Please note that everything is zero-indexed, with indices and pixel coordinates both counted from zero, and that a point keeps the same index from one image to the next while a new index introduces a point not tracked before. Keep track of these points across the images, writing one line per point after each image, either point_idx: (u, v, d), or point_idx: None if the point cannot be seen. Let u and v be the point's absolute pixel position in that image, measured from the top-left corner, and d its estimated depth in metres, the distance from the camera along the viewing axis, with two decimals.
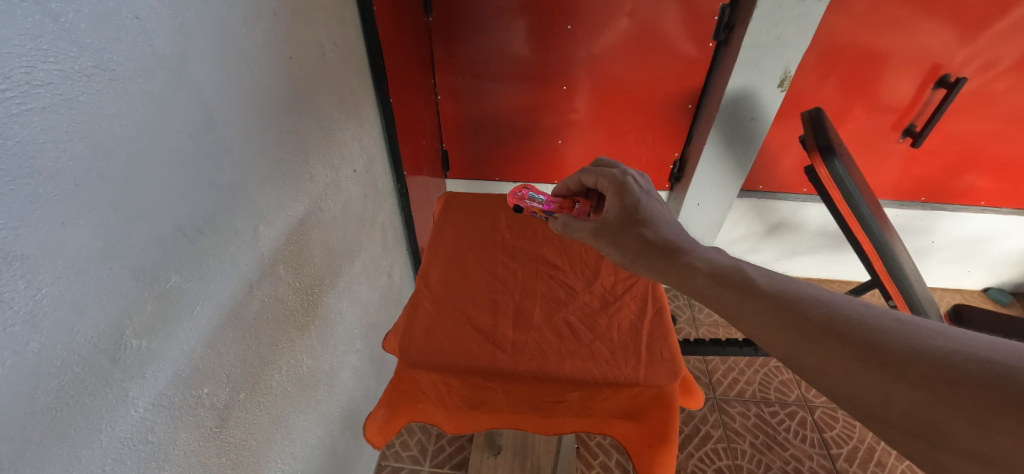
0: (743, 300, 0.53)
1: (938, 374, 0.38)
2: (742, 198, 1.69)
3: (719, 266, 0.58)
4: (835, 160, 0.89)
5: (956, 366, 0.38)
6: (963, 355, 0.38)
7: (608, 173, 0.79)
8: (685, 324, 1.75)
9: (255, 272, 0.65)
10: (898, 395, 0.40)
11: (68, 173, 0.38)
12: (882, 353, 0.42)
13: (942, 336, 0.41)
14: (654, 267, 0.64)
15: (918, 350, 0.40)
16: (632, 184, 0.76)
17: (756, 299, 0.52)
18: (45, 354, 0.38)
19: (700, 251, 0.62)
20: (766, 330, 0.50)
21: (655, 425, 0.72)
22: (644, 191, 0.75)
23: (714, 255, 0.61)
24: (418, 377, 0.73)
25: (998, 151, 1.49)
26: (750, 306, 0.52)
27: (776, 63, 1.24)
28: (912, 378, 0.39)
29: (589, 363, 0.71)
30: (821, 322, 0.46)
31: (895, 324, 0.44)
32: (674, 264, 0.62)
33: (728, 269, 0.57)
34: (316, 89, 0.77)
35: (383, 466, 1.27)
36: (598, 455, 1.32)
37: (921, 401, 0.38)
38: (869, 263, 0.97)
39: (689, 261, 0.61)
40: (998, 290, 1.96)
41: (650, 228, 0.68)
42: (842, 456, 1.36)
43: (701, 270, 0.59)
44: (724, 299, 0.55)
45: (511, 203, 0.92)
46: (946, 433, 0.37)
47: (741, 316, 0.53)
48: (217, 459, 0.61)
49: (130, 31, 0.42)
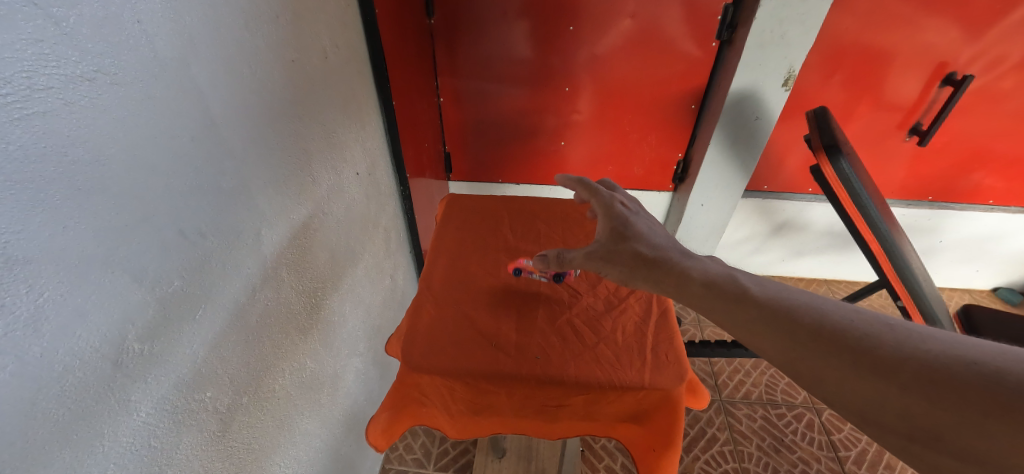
0: (737, 309, 0.52)
1: (928, 376, 0.38)
2: (747, 198, 1.68)
3: (712, 275, 0.57)
4: (841, 159, 0.88)
5: (946, 369, 0.37)
6: (951, 356, 0.38)
7: (599, 196, 0.79)
8: (689, 325, 1.74)
9: (258, 275, 0.64)
10: (891, 400, 0.39)
11: (70, 178, 0.38)
12: (875, 358, 0.41)
13: (931, 338, 0.40)
14: (649, 277, 0.63)
15: (909, 354, 0.40)
16: (620, 206, 0.76)
17: (750, 306, 0.51)
18: (46, 358, 0.38)
19: (696, 261, 0.61)
20: (761, 338, 0.49)
21: (660, 428, 0.71)
22: (632, 211, 0.75)
23: (708, 264, 0.60)
24: (420, 380, 0.72)
25: (1006, 148, 1.47)
26: (745, 313, 0.51)
27: (780, 63, 1.23)
28: (905, 381, 0.39)
29: (594, 366, 0.70)
30: (814, 326, 0.46)
31: (886, 328, 0.43)
32: (670, 272, 0.61)
33: (722, 278, 0.56)
34: (319, 91, 0.77)
35: (387, 469, 1.26)
36: (603, 457, 1.31)
37: (914, 405, 0.38)
38: (877, 264, 0.95)
39: (685, 269, 0.60)
40: (1007, 290, 1.93)
41: (643, 243, 0.67)
42: (851, 458, 1.34)
43: (696, 279, 0.58)
44: (720, 308, 0.54)
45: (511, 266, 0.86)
46: (941, 435, 0.36)
47: (736, 324, 0.52)
48: (220, 463, 0.60)
49: (131, 35, 0.42)
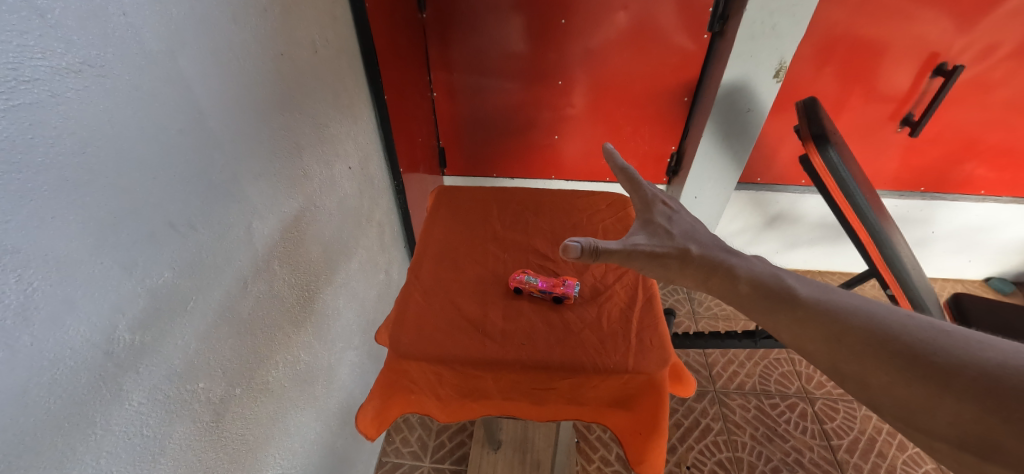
0: (784, 311, 0.51)
1: (988, 385, 0.35)
2: (740, 191, 1.69)
3: (759, 275, 0.56)
4: (829, 149, 0.88)
5: (1003, 377, 0.35)
6: (1015, 366, 0.35)
7: (642, 191, 0.74)
8: (684, 317, 1.75)
9: (249, 268, 0.65)
10: (942, 408, 0.37)
11: (58, 169, 0.38)
12: (929, 364, 0.39)
13: (992, 347, 0.37)
14: (698, 277, 0.61)
15: (963, 361, 0.37)
16: (660, 202, 0.71)
17: (798, 308, 0.50)
18: (36, 347, 0.38)
19: (744, 260, 0.59)
20: (807, 339, 0.48)
21: (645, 411, 0.73)
22: (673, 207, 0.71)
23: (756, 264, 0.58)
24: (408, 367, 0.73)
25: (997, 138, 1.48)
26: (792, 314, 0.50)
27: (771, 54, 1.23)
28: (959, 389, 0.36)
29: (579, 352, 0.71)
30: (863, 330, 0.44)
31: (940, 335, 0.40)
32: (717, 271, 0.59)
33: (769, 278, 0.55)
34: (309, 85, 0.78)
35: (384, 462, 1.27)
36: (598, 448, 1.32)
37: (966, 412, 0.35)
38: (866, 253, 0.96)
39: (731, 268, 0.58)
40: (999, 280, 1.94)
41: (691, 243, 0.64)
42: (843, 447, 1.35)
43: (743, 278, 0.56)
44: (766, 307, 0.53)
45: (512, 285, 0.80)
46: (996, 444, 0.34)
47: (781, 324, 0.51)
48: (214, 453, 0.61)
49: (117, 27, 0.42)
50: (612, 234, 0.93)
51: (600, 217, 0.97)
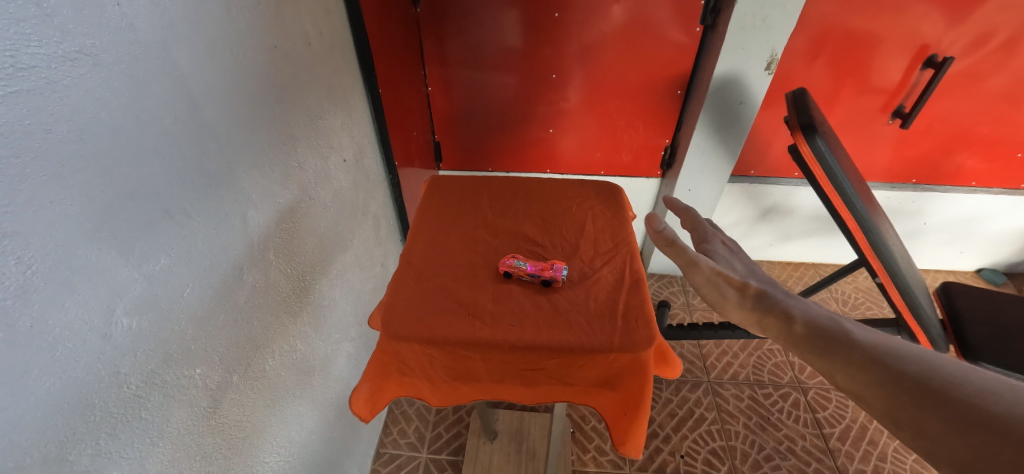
0: (833, 352, 0.44)
1: None
2: (734, 183, 1.70)
3: (814, 316, 0.49)
4: (817, 138, 0.88)
5: None
6: None
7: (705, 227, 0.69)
8: (679, 309, 1.77)
9: (245, 256, 0.66)
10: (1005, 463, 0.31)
11: (55, 155, 0.39)
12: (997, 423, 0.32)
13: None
14: (749, 313, 0.53)
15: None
16: (720, 240, 0.66)
17: (853, 351, 0.43)
18: (36, 328, 0.39)
19: (800, 301, 0.52)
20: (858, 384, 0.41)
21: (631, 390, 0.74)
22: (733, 246, 0.65)
23: (811, 306, 0.51)
24: (400, 349, 0.74)
25: (987, 130, 1.50)
26: (841, 356, 0.43)
27: (763, 46, 1.24)
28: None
29: (566, 332, 0.72)
30: (920, 378, 0.38)
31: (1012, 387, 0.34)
32: (769, 305, 0.52)
33: (825, 320, 0.48)
34: (303, 77, 0.79)
35: (382, 453, 1.29)
36: (593, 438, 1.34)
37: None
38: (854, 242, 0.96)
39: (787, 307, 0.51)
40: (991, 271, 1.95)
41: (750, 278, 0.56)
42: (835, 435, 1.37)
43: (798, 318, 0.49)
44: (816, 347, 0.46)
45: (501, 269, 0.81)
46: None
47: (831, 364, 0.44)
48: (212, 439, 0.62)
49: (111, 17, 0.43)
50: (600, 221, 0.94)
51: (589, 205, 0.98)
